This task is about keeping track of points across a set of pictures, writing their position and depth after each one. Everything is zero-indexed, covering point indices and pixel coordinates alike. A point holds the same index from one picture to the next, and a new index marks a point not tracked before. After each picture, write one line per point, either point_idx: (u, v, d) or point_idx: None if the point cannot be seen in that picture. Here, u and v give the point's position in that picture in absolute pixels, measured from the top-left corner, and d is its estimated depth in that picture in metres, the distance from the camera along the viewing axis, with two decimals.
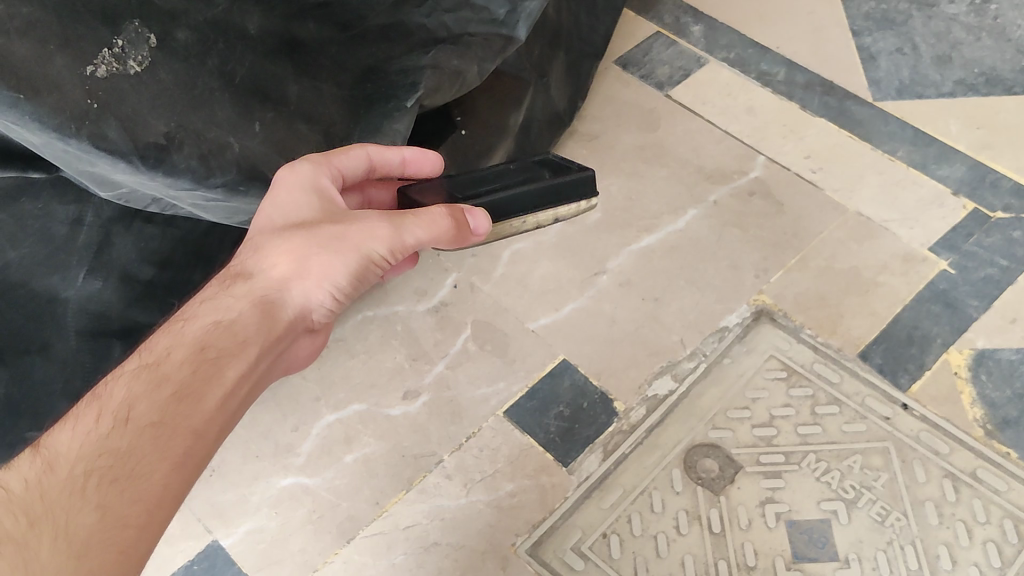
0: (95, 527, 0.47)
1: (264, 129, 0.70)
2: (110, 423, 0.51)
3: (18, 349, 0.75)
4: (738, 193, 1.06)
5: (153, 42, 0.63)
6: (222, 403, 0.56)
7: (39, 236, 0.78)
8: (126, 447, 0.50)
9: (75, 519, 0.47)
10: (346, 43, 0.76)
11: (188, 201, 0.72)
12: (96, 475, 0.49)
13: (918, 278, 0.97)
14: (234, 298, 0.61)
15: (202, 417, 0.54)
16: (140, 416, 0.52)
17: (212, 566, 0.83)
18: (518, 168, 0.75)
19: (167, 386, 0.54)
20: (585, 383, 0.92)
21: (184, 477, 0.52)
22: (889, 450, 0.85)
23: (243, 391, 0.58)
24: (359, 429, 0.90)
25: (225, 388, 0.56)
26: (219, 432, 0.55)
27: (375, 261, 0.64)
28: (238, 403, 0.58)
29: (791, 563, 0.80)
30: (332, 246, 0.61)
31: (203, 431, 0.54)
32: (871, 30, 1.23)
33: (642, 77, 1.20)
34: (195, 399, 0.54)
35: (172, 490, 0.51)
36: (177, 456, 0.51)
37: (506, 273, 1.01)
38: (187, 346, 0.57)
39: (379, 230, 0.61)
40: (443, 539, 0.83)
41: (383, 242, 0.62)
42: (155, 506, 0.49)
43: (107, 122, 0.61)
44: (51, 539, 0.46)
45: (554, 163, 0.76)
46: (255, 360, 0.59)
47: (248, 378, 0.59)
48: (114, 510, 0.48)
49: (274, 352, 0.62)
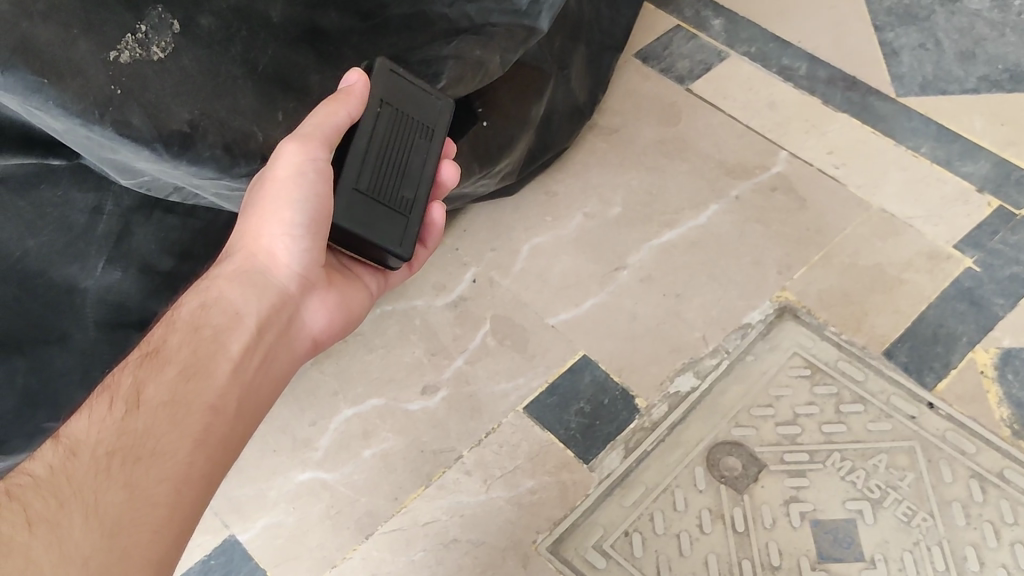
0: (126, 505, 0.45)
1: (288, 120, 0.68)
2: (124, 407, 0.51)
3: (39, 339, 0.74)
4: (760, 188, 1.05)
5: (177, 27, 0.62)
6: (233, 372, 0.56)
7: (58, 224, 0.74)
8: (144, 427, 0.50)
9: (104, 497, 0.45)
10: (369, 32, 0.75)
11: (212, 190, 0.70)
12: (120, 456, 0.48)
13: (943, 276, 0.96)
14: (218, 282, 0.61)
15: (212, 392, 0.54)
16: (152, 397, 0.51)
17: (229, 561, 0.82)
18: (407, 216, 0.65)
19: (171, 367, 0.53)
20: (606, 379, 0.91)
21: (204, 454, 0.51)
22: (915, 450, 0.84)
23: (255, 360, 0.58)
24: (378, 423, 0.89)
25: (231, 358, 0.56)
26: (236, 406, 0.55)
27: (327, 184, 0.61)
28: (253, 371, 0.58)
29: (816, 564, 0.79)
30: (269, 194, 0.60)
31: (218, 406, 0.54)
32: (894, 25, 1.22)
33: (662, 70, 1.18)
34: (201, 375, 0.54)
35: (197, 468, 0.50)
36: (197, 432, 0.51)
37: (526, 267, 1.00)
38: (182, 330, 0.57)
39: (286, 149, 0.59)
40: (463, 535, 0.82)
41: (301, 157, 0.59)
42: (182, 483, 0.49)
43: (132, 108, 0.59)
44: (84, 517, 0.44)
45: (395, 232, 0.64)
46: (258, 331, 0.59)
47: (257, 345, 0.59)
48: (141, 489, 0.47)
49: (283, 321, 0.62)
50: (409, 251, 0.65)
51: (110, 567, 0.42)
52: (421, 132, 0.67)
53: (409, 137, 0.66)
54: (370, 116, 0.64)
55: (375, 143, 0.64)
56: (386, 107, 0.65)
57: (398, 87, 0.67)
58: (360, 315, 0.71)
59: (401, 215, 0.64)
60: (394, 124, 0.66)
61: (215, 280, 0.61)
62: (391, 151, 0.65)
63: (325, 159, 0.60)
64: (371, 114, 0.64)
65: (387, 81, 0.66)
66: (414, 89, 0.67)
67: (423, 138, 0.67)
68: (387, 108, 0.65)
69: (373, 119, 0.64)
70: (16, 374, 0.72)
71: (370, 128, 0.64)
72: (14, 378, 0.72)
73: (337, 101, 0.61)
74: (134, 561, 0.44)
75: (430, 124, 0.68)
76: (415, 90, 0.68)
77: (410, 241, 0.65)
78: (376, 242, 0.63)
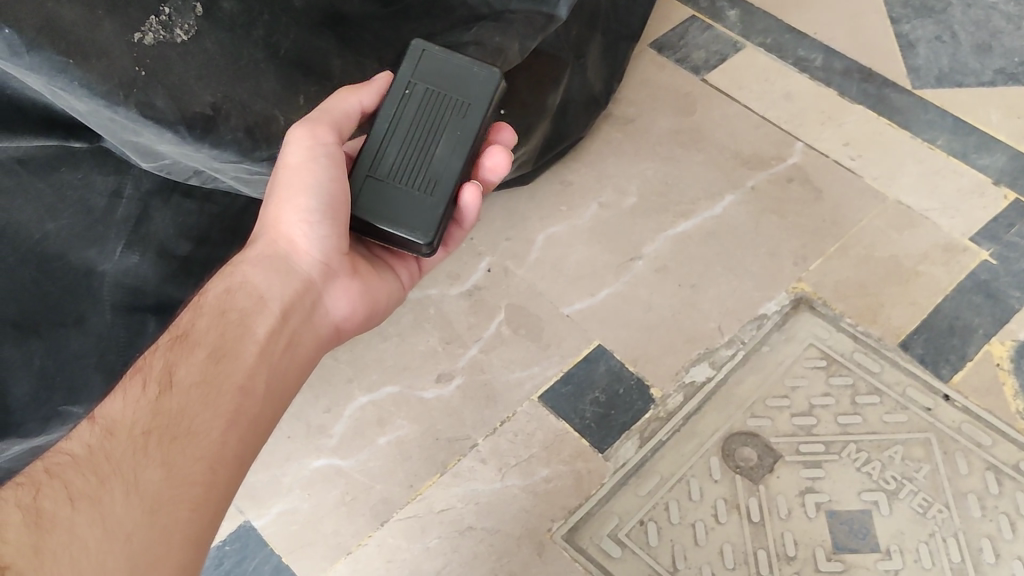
0: (164, 483, 0.46)
1: (309, 104, 0.67)
2: (157, 388, 0.51)
3: (54, 321, 0.73)
4: (776, 178, 1.04)
5: (200, 10, 0.62)
6: (260, 355, 0.56)
7: (78, 206, 0.74)
8: (178, 407, 0.50)
9: (143, 475, 0.45)
10: (389, 18, 0.76)
11: (233, 173, 0.69)
12: (157, 435, 0.48)
13: (959, 268, 0.95)
14: (242, 267, 0.61)
15: (241, 373, 0.54)
16: (184, 378, 0.52)
17: (244, 547, 0.82)
18: (430, 192, 0.60)
19: (200, 351, 0.54)
20: (621, 368, 0.91)
21: (236, 434, 0.51)
22: (931, 441, 0.84)
23: (282, 343, 0.58)
24: (392, 410, 0.89)
25: (259, 340, 0.56)
26: (265, 388, 0.55)
27: (342, 169, 0.61)
28: (280, 354, 0.57)
29: (832, 554, 0.79)
30: (284, 180, 0.60)
31: (248, 386, 0.54)
32: (910, 17, 1.21)
33: (678, 60, 1.18)
34: (230, 358, 0.54)
35: (230, 448, 0.50)
36: (229, 412, 0.51)
37: (541, 256, 1.00)
38: (209, 313, 0.57)
39: (295, 136, 0.60)
40: (479, 523, 0.82)
41: (310, 143, 0.60)
42: (217, 462, 0.49)
43: (155, 91, 0.59)
44: (125, 494, 0.44)
45: (414, 210, 0.60)
46: (285, 315, 0.59)
47: (284, 329, 0.58)
48: (179, 467, 0.47)
49: (312, 304, 0.61)
50: (434, 229, 0.60)
51: (152, 544, 0.43)
52: (459, 104, 0.62)
53: (441, 112, 0.62)
54: (392, 99, 0.62)
55: (399, 125, 0.62)
56: (415, 87, 0.63)
57: (434, 65, 0.63)
58: (396, 301, 0.70)
59: (424, 192, 0.60)
60: (426, 101, 0.62)
61: (241, 265, 0.61)
62: (417, 131, 0.62)
63: (336, 144, 0.61)
64: (397, 96, 0.62)
65: (419, 61, 0.64)
66: (454, 63, 0.64)
67: (460, 111, 0.62)
68: (416, 89, 0.63)
69: (397, 101, 0.62)
70: (33, 356, 0.72)
71: (393, 111, 0.62)
72: (31, 360, 0.71)
73: (353, 90, 0.63)
74: (173, 538, 0.44)
75: (475, 95, 0.63)
76: (456, 64, 0.64)
77: (434, 217, 0.60)
78: (390, 223, 0.60)
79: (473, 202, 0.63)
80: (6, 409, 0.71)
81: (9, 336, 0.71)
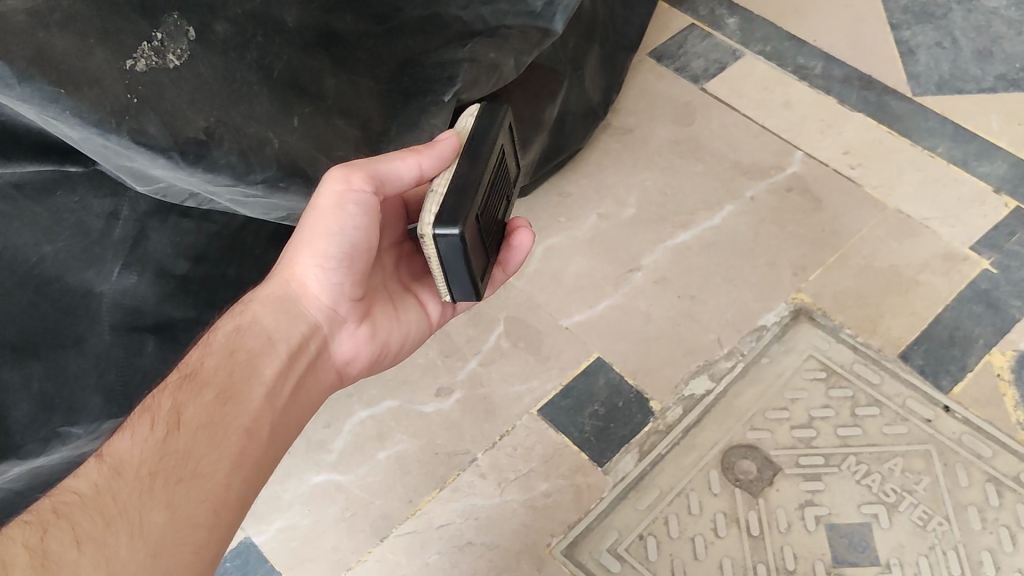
0: (168, 527, 0.46)
1: (304, 125, 0.67)
2: (165, 427, 0.52)
3: (53, 343, 0.73)
4: (775, 188, 1.04)
5: (192, 34, 0.60)
6: (266, 398, 0.57)
7: (74, 229, 0.73)
8: (184, 448, 0.51)
9: (148, 518, 0.46)
10: (383, 36, 0.74)
11: (227, 196, 0.69)
12: (163, 476, 0.49)
13: (960, 277, 0.95)
14: (253, 304, 0.62)
15: (246, 416, 0.55)
16: (191, 418, 0.53)
17: (245, 563, 0.83)
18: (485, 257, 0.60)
19: (209, 391, 0.55)
20: (620, 381, 0.91)
21: (240, 476, 0.52)
22: (932, 453, 0.84)
23: (288, 385, 0.59)
24: (392, 425, 0.90)
25: (265, 382, 0.58)
26: (269, 430, 0.56)
27: (369, 215, 0.60)
28: (286, 397, 0.59)
29: (831, 568, 0.79)
30: (309, 224, 0.60)
31: (253, 429, 0.55)
32: (910, 24, 1.21)
33: (677, 69, 1.18)
34: (236, 400, 0.55)
35: (233, 491, 0.51)
36: (233, 455, 0.52)
37: (540, 269, 1.00)
38: (217, 352, 0.58)
39: (331, 178, 0.59)
40: (477, 538, 0.82)
41: (342, 190, 0.58)
42: (219, 505, 0.50)
43: (148, 117, 0.58)
44: (129, 537, 0.45)
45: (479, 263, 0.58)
46: (291, 357, 0.61)
47: (290, 371, 0.60)
48: (183, 509, 0.48)
49: (315, 347, 0.63)
50: (478, 288, 0.59)
51: None
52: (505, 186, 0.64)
53: (501, 186, 0.63)
54: (489, 138, 0.60)
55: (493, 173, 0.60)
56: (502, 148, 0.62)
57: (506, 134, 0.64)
58: (416, 342, 0.71)
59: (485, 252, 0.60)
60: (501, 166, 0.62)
61: (252, 301, 0.63)
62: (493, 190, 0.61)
63: (372, 195, 0.59)
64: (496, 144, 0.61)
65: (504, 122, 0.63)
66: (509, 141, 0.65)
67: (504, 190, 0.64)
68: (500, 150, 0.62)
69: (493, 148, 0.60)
70: (32, 379, 0.72)
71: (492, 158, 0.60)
72: (31, 383, 0.71)
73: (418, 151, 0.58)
74: None
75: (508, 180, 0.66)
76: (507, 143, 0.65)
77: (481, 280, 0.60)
78: (472, 266, 0.56)
79: (519, 261, 0.69)
80: (6, 430, 0.71)
81: (8, 359, 0.71)
